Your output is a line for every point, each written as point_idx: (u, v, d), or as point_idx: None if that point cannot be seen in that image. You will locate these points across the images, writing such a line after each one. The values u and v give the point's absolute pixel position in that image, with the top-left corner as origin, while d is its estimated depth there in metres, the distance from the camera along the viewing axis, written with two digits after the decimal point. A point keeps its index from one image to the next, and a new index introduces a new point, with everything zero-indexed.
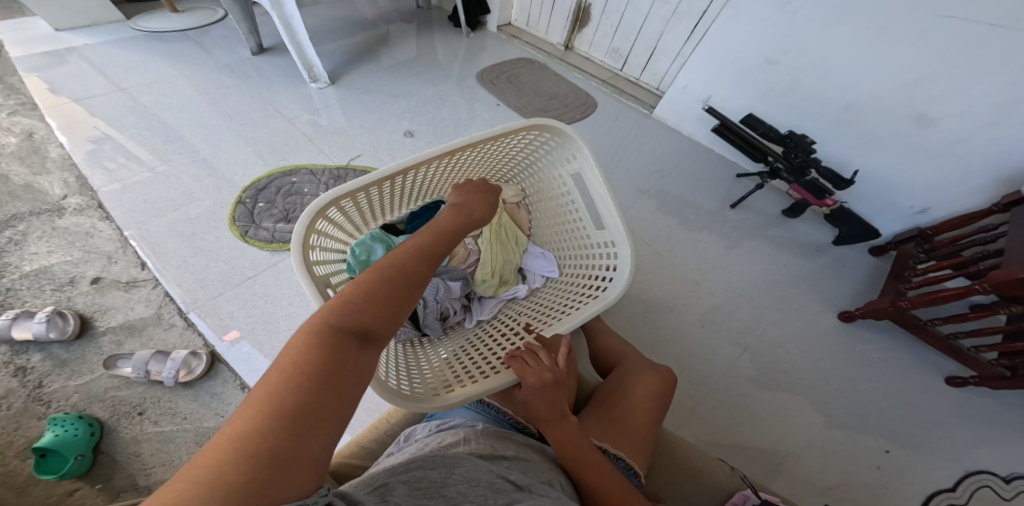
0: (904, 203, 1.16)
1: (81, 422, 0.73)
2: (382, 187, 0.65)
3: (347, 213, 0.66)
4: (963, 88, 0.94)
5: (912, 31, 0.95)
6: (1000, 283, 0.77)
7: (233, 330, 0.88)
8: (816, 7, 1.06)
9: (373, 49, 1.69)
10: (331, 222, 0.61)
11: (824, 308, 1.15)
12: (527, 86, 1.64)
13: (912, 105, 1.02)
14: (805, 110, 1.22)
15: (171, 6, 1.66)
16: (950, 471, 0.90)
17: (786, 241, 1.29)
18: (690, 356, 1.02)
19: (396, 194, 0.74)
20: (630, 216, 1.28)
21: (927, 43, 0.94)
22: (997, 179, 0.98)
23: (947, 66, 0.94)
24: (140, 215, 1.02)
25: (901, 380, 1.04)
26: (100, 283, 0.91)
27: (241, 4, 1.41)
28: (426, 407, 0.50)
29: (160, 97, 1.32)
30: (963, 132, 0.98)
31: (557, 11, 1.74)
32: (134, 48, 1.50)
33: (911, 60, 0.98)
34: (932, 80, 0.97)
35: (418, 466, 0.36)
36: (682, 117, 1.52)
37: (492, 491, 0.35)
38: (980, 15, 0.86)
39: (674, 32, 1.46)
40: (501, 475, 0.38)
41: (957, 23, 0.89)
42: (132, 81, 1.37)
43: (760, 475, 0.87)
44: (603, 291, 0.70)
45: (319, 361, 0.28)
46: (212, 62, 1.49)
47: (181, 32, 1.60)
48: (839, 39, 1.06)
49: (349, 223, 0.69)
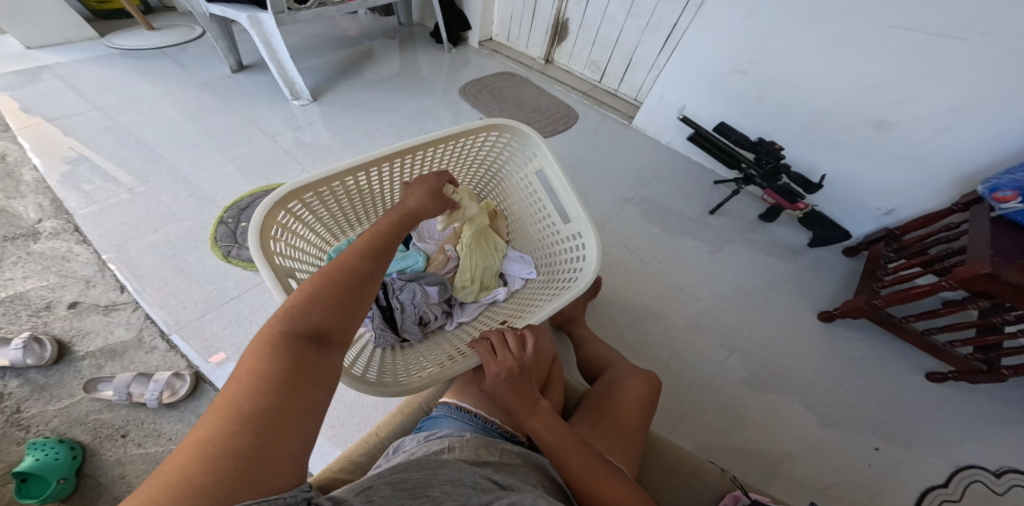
0: (873, 205, 1.20)
1: (62, 446, 0.72)
2: (350, 185, 0.67)
3: (312, 217, 0.67)
4: (919, 94, 0.98)
5: (865, 41, 1.00)
6: (965, 279, 0.80)
7: (219, 352, 0.88)
8: (776, 19, 1.11)
9: (355, 65, 1.71)
10: (293, 226, 0.62)
11: (805, 308, 1.18)
12: (509, 99, 1.67)
13: (872, 112, 1.07)
14: (773, 117, 1.26)
15: (147, 24, 1.66)
16: (939, 467, 0.92)
17: (765, 245, 1.32)
18: (678, 360, 1.03)
19: (364, 199, 0.76)
20: (612, 224, 1.31)
21: (882, 52, 0.99)
22: (956, 180, 1.03)
23: (900, 74, 0.99)
24: (119, 238, 1.01)
25: (883, 378, 1.06)
26: (79, 307, 0.90)
27: (219, 22, 1.42)
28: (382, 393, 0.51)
29: (137, 116, 1.32)
30: (921, 136, 1.02)
31: (536, 26, 1.78)
32: (111, 66, 1.50)
33: (866, 69, 1.03)
34: (888, 87, 1.02)
35: (399, 467, 0.38)
36: (660, 126, 1.56)
37: (474, 490, 0.36)
38: (925, 26, 0.91)
39: (648, 44, 1.51)
40: (484, 476, 0.39)
41: (907, 34, 0.94)
42: (108, 100, 1.36)
43: (756, 479, 0.88)
44: (574, 279, 0.70)
45: (274, 367, 0.30)
46: (191, 81, 1.49)
47: (158, 50, 1.61)
48: (800, 49, 1.11)
49: (320, 227, 0.71)
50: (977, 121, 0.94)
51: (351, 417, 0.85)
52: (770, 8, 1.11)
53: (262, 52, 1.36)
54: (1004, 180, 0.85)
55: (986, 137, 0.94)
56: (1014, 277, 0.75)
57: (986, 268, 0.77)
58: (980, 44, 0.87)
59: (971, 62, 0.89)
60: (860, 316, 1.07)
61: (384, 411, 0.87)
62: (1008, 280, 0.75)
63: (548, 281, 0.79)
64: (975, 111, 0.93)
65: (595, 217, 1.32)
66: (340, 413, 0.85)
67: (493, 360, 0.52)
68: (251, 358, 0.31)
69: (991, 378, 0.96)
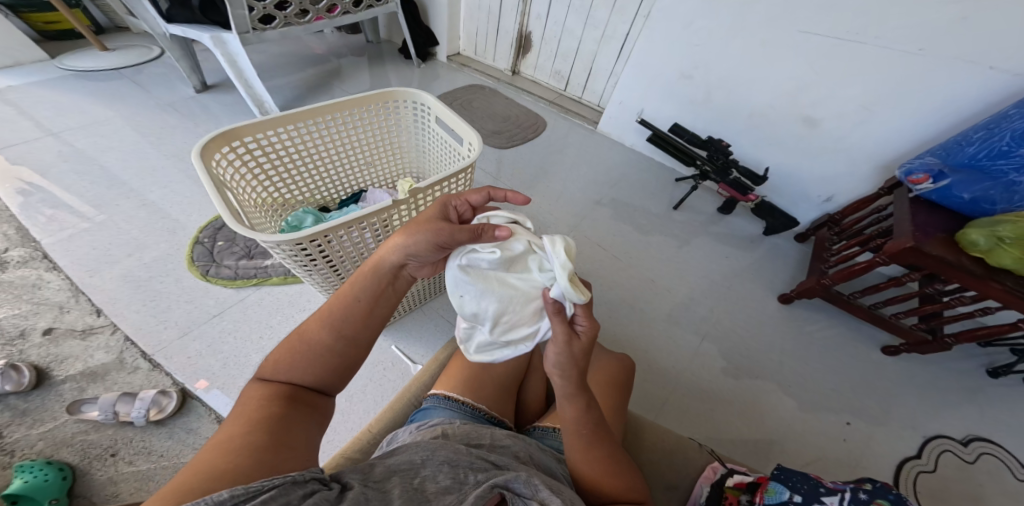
0: (815, 194, 1.31)
1: (51, 468, 0.71)
2: (286, 137, 0.81)
3: (263, 173, 0.80)
4: (840, 91, 1.10)
5: (787, 46, 1.12)
6: (895, 253, 0.89)
7: (206, 377, 0.87)
8: (712, 28, 1.22)
9: (325, 83, 1.74)
10: (242, 169, 0.75)
11: (767, 293, 1.26)
12: (480, 110, 1.73)
13: (804, 110, 1.19)
14: (721, 117, 1.37)
15: (99, 45, 1.64)
16: (909, 439, 0.98)
17: (726, 235, 1.41)
18: (657, 350, 1.09)
19: (313, 168, 0.90)
20: (584, 222, 1.37)
21: (803, 56, 1.11)
22: (881, 166, 1.15)
23: (822, 75, 1.11)
24: (92, 262, 1.00)
25: (843, 353, 1.14)
26: (53, 333, 0.89)
27: (180, 42, 1.43)
28: (264, 238, 0.56)
29: (98, 139, 1.31)
30: (846, 129, 1.15)
31: (501, 40, 1.86)
32: (67, 89, 1.48)
33: (793, 70, 1.15)
34: (814, 86, 1.14)
35: (405, 452, 0.42)
36: (623, 129, 1.64)
37: (471, 470, 0.40)
38: (831, 32, 1.04)
39: (605, 53, 1.60)
40: (479, 456, 0.43)
41: (821, 40, 1.06)
42: (68, 123, 1.34)
43: (741, 458, 0.93)
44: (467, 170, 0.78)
45: (270, 400, 0.41)
46: (154, 101, 1.49)
47: (114, 71, 1.59)
48: (736, 55, 1.22)
49: (266, 179, 0.82)
50: (892, 113, 1.05)
51: (342, 423, 0.86)
52: (706, 19, 1.22)
53: (227, 71, 1.33)
54: (917, 163, 0.96)
55: (897, 128, 1.07)
56: (933, 250, 0.84)
57: (909, 242, 0.86)
58: (877, 47, 1.00)
59: (877, 64, 1.02)
60: (814, 295, 1.16)
61: (372, 414, 0.89)
62: (929, 253, 0.84)
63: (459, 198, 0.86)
64: (887, 104, 1.05)
65: (566, 218, 1.38)
66: (330, 422, 0.86)
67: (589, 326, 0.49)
68: (254, 393, 0.42)
69: (935, 346, 1.05)
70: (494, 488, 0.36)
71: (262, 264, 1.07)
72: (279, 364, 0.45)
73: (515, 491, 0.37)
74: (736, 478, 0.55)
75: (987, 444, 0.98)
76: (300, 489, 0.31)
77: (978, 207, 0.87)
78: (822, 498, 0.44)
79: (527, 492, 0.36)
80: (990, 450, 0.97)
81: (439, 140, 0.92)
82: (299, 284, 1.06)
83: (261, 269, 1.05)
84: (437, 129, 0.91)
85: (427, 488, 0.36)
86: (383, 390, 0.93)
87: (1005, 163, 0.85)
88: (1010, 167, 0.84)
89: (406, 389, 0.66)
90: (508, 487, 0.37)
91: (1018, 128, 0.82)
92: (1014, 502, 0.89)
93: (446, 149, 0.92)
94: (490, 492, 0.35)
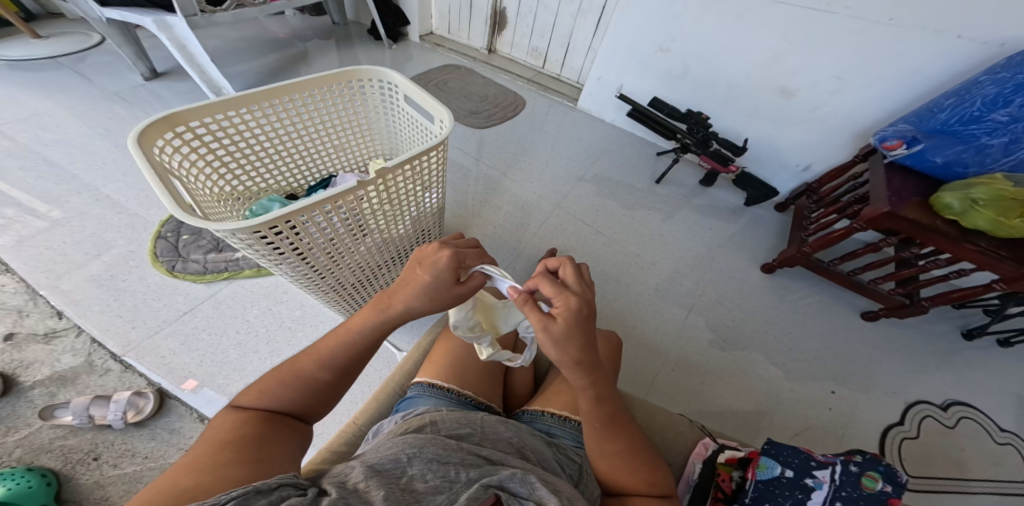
0: (793, 163, 1.32)
1: (33, 474, 0.69)
2: (240, 121, 0.77)
3: (218, 162, 0.77)
4: (815, 59, 1.10)
5: (760, 16, 1.11)
6: (871, 219, 0.90)
7: (193, 377, 0.85)
8: None
9: (290, 67, 1.67)
10: (193, 157, 0.71)
11: (750, 265, 1.27)
12: (455, 91, 1.68)
13: (780, 81, 1.18)
14: (699, 90, 1.35)
15: (32, 32, 1.54)
16: (893, 405, 1.01)
17: (709, 208, 1.41)
18: (644, 326, 1.09)
19: (275, 154, 0.87)
20: (565, 200, 1.36)
21: (778, 26, 1.10)
22: (854, 134, 1.16)
23: (796, 45, 1.10)
24: (48, 265, 0.96)
25: (825, 321, 1.16)
26: (15, 338, 0.86)
27: (121, 27, 1.36)
28: (218, 228, 0.53)
29: (39, 133, 1.23)
30: (820, 99, 1.15)
31: (474, 17, 1.79)
32: (4, 81, 1.39)
33: (767, 41, 1.14)
34: (788, 57, 1.13)
35: (389, 449, 0.39)
36: (602, 106, 1.62)
37: (462, 466, 0.37)
38: (805, 3, 1.03)
39: (582, 28, 1.56)
40: (469, 451, 0.41)
41: (794, 10, 1.05)
42: (8, 117, 1.27)
43: (731, 431, 0.94)
44: (439, 147, 0.76)
45: (244, 426, 0.38)
46: (101, 91, 1.42)
47: (53, 60, 1.51)
48: (712, 27, 1.20)
49: (226, 169, 0.79)
50: (865, 81, 1.06)
51: (328, 415, 0.86)
52: None
53: (176, 56, 1.25)
54: (891, 130, 0.95)
55: (871, 95, 1.07)
56: (910, 214, 0.84)
57: (887, 208, 0.86)
58: (848, 17, 1.00)
59: (848, 33, 1.02)
60: (795, 264, 1.17)
61: (358, 401, 0.88)
62: (907, 217, 0.85)
63: (433, 175, 0.83)
64: (860, 71, 1.05)
65: (548, 197, 1.35)
66: None
67: (560, 297, 0.42)
68: (229, 419, 0.39)
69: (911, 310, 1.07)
70: (489, 488, 0.35)
71: (231, 257, 1.04)
72: (261, 394, 0.42)
73: (511, 491, 0.36)
74: (727, 454, 0.56)
75: (966, 407, 1.01)
76: (265, 499, 0.28)
77: (950, 171, 0.87)
78: (813, 471, 0.44)
79: (523, 492, 0.36)
80: (969, 413, 1.00)
81: (409, 120, 0.90)
82: (273, 276, 1.03)
83: (231, 262, 1.02)
84: (406, 108, 0.89)
85: (414, 488, 0.34)
86: (368, 380, 0.92)
87: (976, 128, 0.85)
88: (982, 131, 0.84)
89: (390, 378, 0.64)
90: (503, 487, 0.36)
91: (989, 92, 0.83)
92: (992, 464, 0.92)
93: (417, 129, 0.90)
94: (485, 493, 0.34)
